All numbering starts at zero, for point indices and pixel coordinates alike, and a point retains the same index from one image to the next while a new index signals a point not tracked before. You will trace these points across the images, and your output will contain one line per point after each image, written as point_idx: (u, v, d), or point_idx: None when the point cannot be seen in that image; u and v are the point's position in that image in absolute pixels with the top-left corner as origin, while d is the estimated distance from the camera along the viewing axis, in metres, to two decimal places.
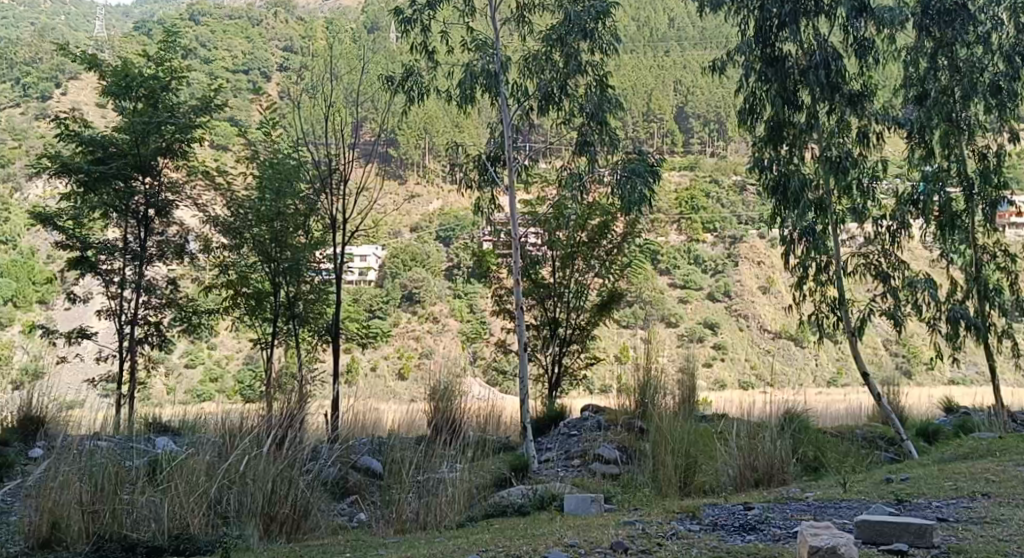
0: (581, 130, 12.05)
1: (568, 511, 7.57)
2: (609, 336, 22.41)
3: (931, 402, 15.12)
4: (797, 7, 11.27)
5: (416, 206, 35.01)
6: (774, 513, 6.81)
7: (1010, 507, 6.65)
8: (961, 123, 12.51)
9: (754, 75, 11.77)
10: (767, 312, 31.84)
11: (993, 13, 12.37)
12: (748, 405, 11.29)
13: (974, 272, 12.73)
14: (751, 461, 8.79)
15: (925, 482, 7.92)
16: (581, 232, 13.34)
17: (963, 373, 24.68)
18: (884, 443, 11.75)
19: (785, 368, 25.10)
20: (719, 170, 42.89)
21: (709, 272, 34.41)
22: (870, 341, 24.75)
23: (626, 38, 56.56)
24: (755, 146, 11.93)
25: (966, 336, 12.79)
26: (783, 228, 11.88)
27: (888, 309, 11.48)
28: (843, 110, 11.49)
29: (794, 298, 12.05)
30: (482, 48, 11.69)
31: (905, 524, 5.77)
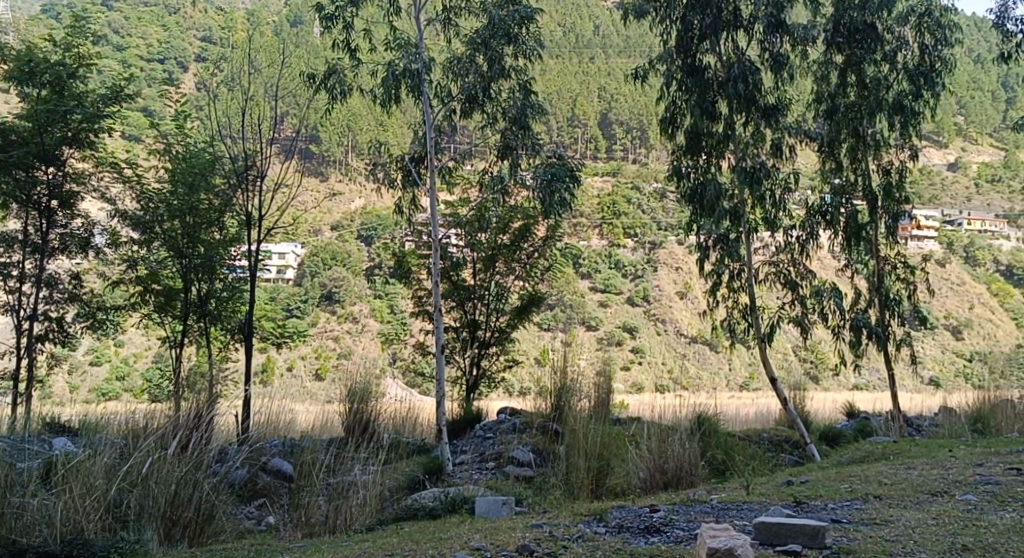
0: (503, 133, 12.11)
1: (478, 514, 7.61)
2: (529, 338, 22.55)
3: (835, 407, 15.63)
4: (718, 20, 11.55)
5: (337, 204, 34.67)
6: (678, 516, 6.96)
7: (899, 508, 6.95)
8: (868, 138, 12.99)
9: (675, 84, 12.00)
10: (684, 317, 32.48)
11: (899, 33, 12.90)
12: (660, 407, 11.50)
13: (876, 282, 13.22)
14: (660, 463, 8.96)
15: (823, 484, 8.22)
16: (503, 235, 13.38)
17: (867, 379, 25.56)
18: (789, 446, 12.10)
19: (699, 371, 25.64)
20: (640, 177, 43.53)
21: (629, 277, 34.93)
22: (781, 346, 25.45)
23: (552, 43, 57.11)
24: (675, 154, 12.13)
25: (868, 343, 13.26)
26: (699, 235, 12.14)
27: (796, 316, 11.83)
28: (758, 123, 11.76)
29: (708, 304, 12.31)
30: (405, 47, 11.63)
31: (800, 526, 5.98)
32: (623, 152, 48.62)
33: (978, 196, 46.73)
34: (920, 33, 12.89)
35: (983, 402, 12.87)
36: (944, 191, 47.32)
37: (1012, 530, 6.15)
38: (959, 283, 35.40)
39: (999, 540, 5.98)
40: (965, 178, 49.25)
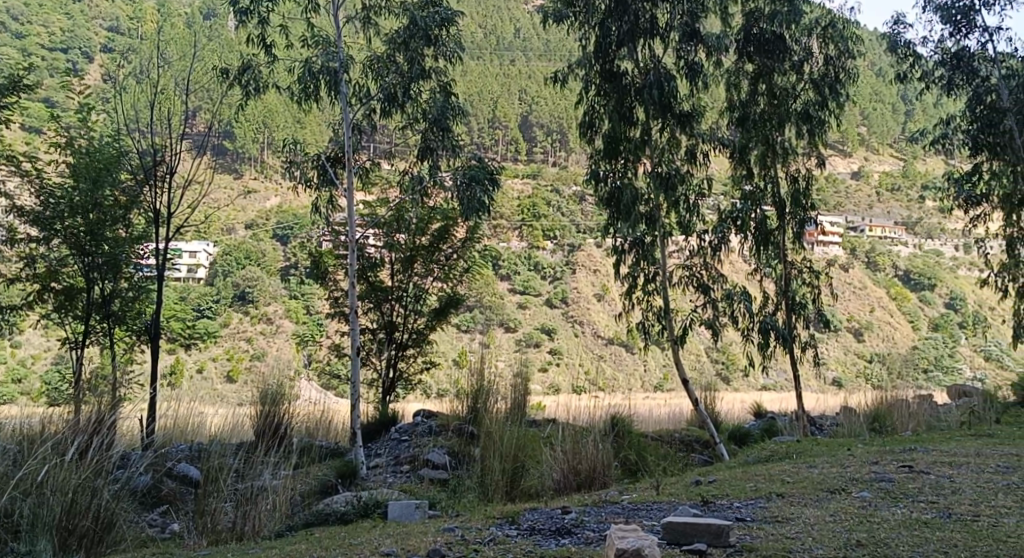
0: (424, 134, 12.02)
1: (391, 518, 7.54)
2: (447, 339, 22.46)
3: (744, 408, 16.00)
4: (634, 28, 11.65)
5: (251, 202, 34.02)
6: (589, 517, 7.02)
7: (800, 506, 7.15)
8: (776, 146, 13.35)
9: (595, 89, 12.11)
10: (601, 318, 32.82)
11: (805, 44, 13.27)
12: (574, 409, 11.58)
13: (783, 286, 13.60)
14: (573, 463, 9.04)
15: (729, 483, 8.41)
16: (422, 236, 13.32)
17: (776, 380, 26.28)
18: (699, 446, 12.35)
19: (615, 373, 25.99)
20: (559, 180, 43.84)
21: (548, 279, 35.12)
22: (694, 347, 25.98)
23: (473, 45, 57.27)
24: (593, 158, 12.24)
25: (776, 346, 13.63)
26: (614, 239, 12.29)
27: (708, 319, 12.08)
28: (674, 130, 11.99)
29: (624, 306, 12.45)
30: (323, 44, 11.45)
31: (706, 525, 6.11)
32: (542, 155, 48.88)
33: (879, 205, 48.59)
34: (824, 44, 13.34)
35: (882, 402, 13.35)
36: (848, 198, 49.02)
37: (904, 525, 6.39)
38: (861, 288, 36.71)
39: (891, 535, 6.21)
40: (868, 187, 51.13)
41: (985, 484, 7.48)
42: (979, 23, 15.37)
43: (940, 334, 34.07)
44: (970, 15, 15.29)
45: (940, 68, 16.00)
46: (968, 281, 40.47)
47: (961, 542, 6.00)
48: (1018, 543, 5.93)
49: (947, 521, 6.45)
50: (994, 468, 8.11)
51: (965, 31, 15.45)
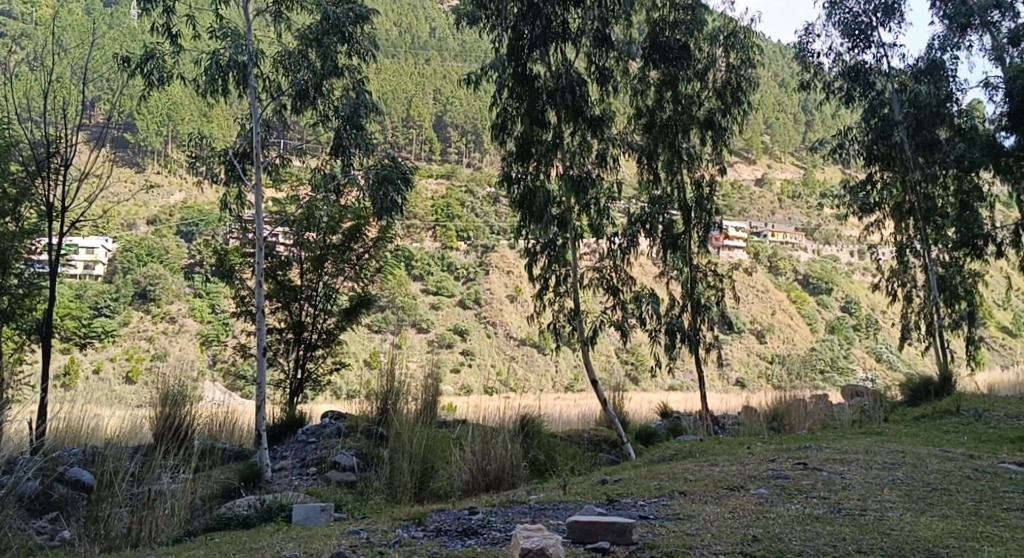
0: (337, 132, 11.93)
1: (295, 522, 7.40)
2: (358, 340, 22.19)
3: (651, 408, 16.28)
4: (547, 31, 11.71)
5: (154, 197, 32.97)
6: (496, 517, 7.02)
7: (701, 504, 7.31)
8: (682, 152, 13.67)
9: (507, 92, 12.14)
10: (514, 320, 32.97)
11: (709, 52, 13.69)
12: (485, 409, 11.58)
13: (689, 289, 13.92)
14: (483, 464, 9.04)
15: (635, 482, 8.55)
16: (333, 235, 13.05)
17: (682, 382, 26.89)
18: (607, 446, 12.52)
19: (527, 374, 26.16)
20: (474, 182, 43.72)
21: (461, 280, 35.05)
22: (604, 349, 26.35)
23: (387, 43, 56.91)
24: (505, 160, 12.28)
25: (682, 346, 13.90)
26: (527, 240, 12.35)
27: (618, 320, 12.25)
28: (585, 134, 12.15)
29: (535, 308, 12.50)
30: (231, 37, 11.08)
31: (609, 524, 6.22)
32: (457, 156, 48.72)
33: (781, 211, 50.26)
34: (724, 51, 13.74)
35: (781, 402, 13.78)
36: (752, 204, 50.39)
37: (797, 521, 6.60)
38: (764, 291, 37.84)
39: (784, 530, 6.40)
40: (772, 193, 52.68)
41: (873, 480, 7.77)
42: (876, 39, 15.99)
43: (837, 336, 35.37)
44: (868, 31, 15.90)
45: (839, 80, 16.59)
46: (862, 286, 42.14)
47: (849, 536, 6.22)
48: (900, 535, 6.18)
49: (836, 516, 6.68)
50: (882, 464, 8.44)
51: (862, 46, 16.04)
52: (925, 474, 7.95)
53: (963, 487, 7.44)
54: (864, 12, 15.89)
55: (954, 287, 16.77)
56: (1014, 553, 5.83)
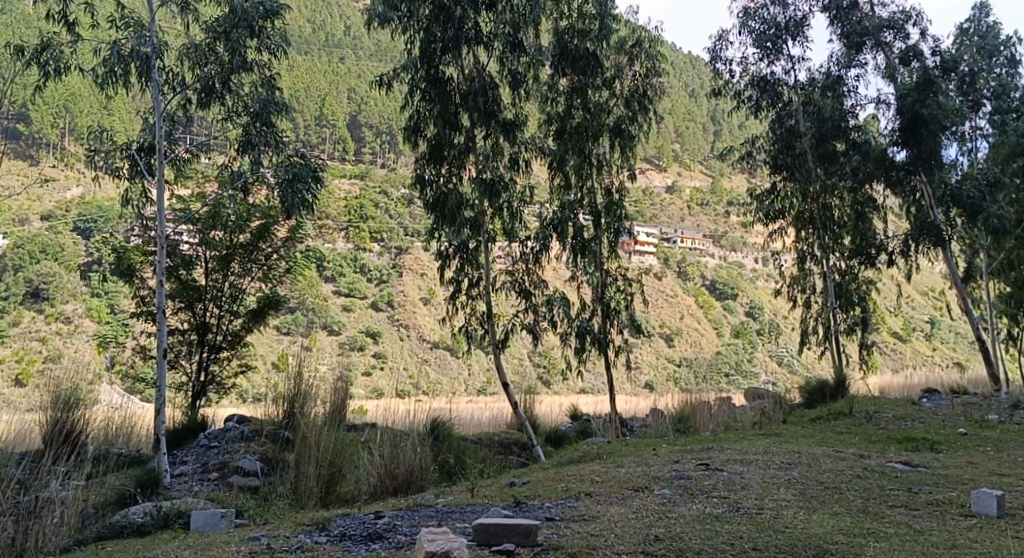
0: (246, 128, 11.64)
1: (193, 529, 7.19)
2: (266, 342, 21.69)
3: (561, 411, 16.41)
4: (459, 34, 11.82)
5: (51, 192, 31.62)
6: (402, 521, 6.97)
7: (605, 504, 7.41)
8: (593, 157, 13.98)
9: (419, 94, 12.08)
10: (426, 322, 32.86)
11: (615, 60, 13.91)
12: (394, 412, 11.47)
13: (598, 294, 14.09)
14: (390, 468, 8.93)
15: (542, 484, 8.59)
16: (241, 234, 12.72)
17: (592, 384, 27.27)
18: (517, 449, 12.58)
19: (440, 377, 26.10)
20: (388, 182, 43.25)
21: (373, 281, 34.71)
22: (516, 351, 26.50)
23: (300, 40, 56.10)
24: (418, 163, 12.19)
25: (592, 350, 14.06)
26: (440, 243, 12.29)
27: (529, 323, 12.32)
28: (498, 137, 12.17)
29: (448, 311, 12.45)
30: (133, 27, 10.76)
31: (514, 526, 6.28)
32: (371, 156, 48.47)
33: (690, 218, 51.49)
34: (630, 61, 13.96)
35: (687, 404, 14.07)
36: (662, 210, 51.40)
37: (697, 519, 6.75)
38: (673, 296, 38.64)
39: (685, 529, 6.54)
40: (681, 200, 53.92)
41: (770, 479, 8.01)
42: (785, 51, 16.48)
43: (741, 340, 36.35)
44: (778, 43, 16.34)
45: (748, 90, 17.00)
46: (766, 292, 43.50)
47: (746, 534, 6.40)
48: (794, 532, 6.38)
49: (734, 515, 6.86)
50: (779, 464, 8.71)
51: (773, 58, 16.50)
52: (819, 473, 8.24)
53: (854, 485, 7.73)
54: (775, 24, 16.33)
55: (850, 293, 17.42)
56: (897, 546, 6.07)
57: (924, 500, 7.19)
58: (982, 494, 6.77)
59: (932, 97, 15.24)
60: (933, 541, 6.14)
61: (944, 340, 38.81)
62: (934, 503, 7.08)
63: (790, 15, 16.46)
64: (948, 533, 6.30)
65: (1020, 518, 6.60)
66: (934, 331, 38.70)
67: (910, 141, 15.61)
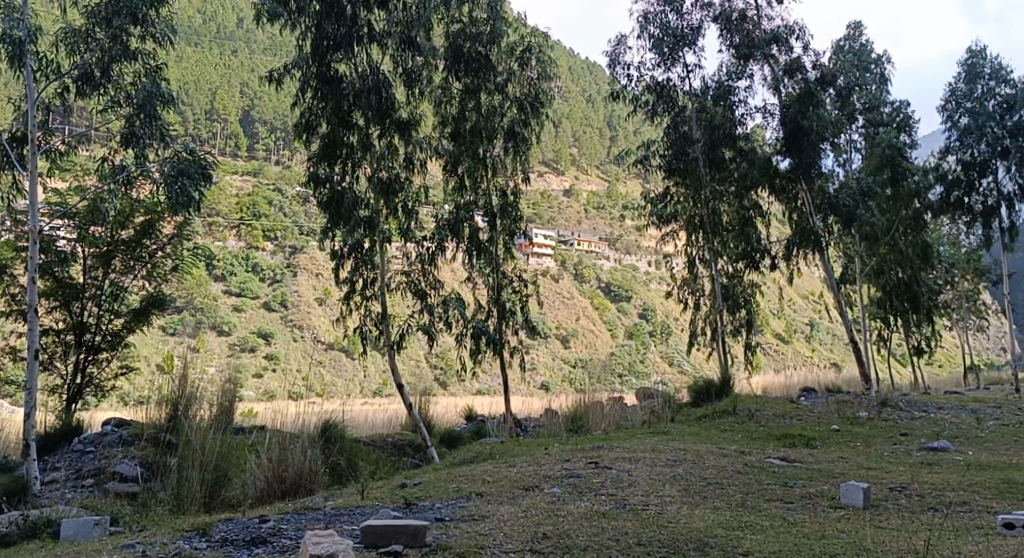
0: (129, 121, 11.24)
1: (63, 537, 6.89)
2: (150, 343, 20.92)
3: (456, 411, 16.44)
4: (352, 32, 11.58)
5: None
6: (288, 525, 6.85)
7: (496, 504, 7.45)
8: (487, 159, 14.05)
9: (311, 91, 11.86)
10: (322, 323, 32.40)
11: (507, 64, 14.02)
12: (286, 414, 11.25)
13: (494, 295, 14.14)
14: (279, 471, 8.75)
15: (434, 485, 8.57)
16: (123, 231, 12.25)
17: (489, 385, 27.46)
18: (411, 450, 12.53)
19: (335, 379, 25.85)
20: (282, 179, 42.36)
21: (267, 281, 34.03)
22: (412, 353, 26.48)
23: (191, 31, 54.46)
24: (311, 161, 11.95)
25: (487, 350, 14.12)
26: (333, 242, 12.13)
27: (424, 324, 12.30)
28: (392, 136, 12.11)
29: (341, 311, 12.29)
30: (4, 10, 10.10)
31: (403, 527, 6.28)
32: (265, 152, 47.45)
33: (587, 221, 52.38)
34: (522, 65, 14.11)
35: (580, 404, 14.27)
36: (559, 213, 52.04)
37: (585, 517, 6.86)
38: (569, 298, 39.23)
39: (572, 527, 6.63)
40: (578, 203, 54.75)
41: (657, 476, 8.21)
42: (682, 58, 16.92)
43: (634, 341, 37.11)
44: (675, 50, 16.80)
45: (645, 94, 17.54)
46: (658, 294, 44.60)
47: (631, 530, 6.54)
48: (677, 527, 6.55)
49: (620, 511, 7.01)
50: (666, 461, 8.93)
51: (670, 65, 16.96)
52: (702, 469, 8.50)
53: (734, 480, 8.00)
54: (672, 32, 16.72)
55: (737, 296, 18.01)
56: (772, 538, 6.30)
57: (798, 493, 7.50)
58: (850, 487, 7.11)
59: (812, 109, 15.88)
60: (805, 532, 6.40)
61: (822, 341, 40.62)
62: (807, 496, 7.39)
63: (686, 23, 16.82)
64: (818, 524, 6.58)
65: (884, 508, 6.96)
66: (814, 332, 40.50)
67: (791, 151, 16.24)
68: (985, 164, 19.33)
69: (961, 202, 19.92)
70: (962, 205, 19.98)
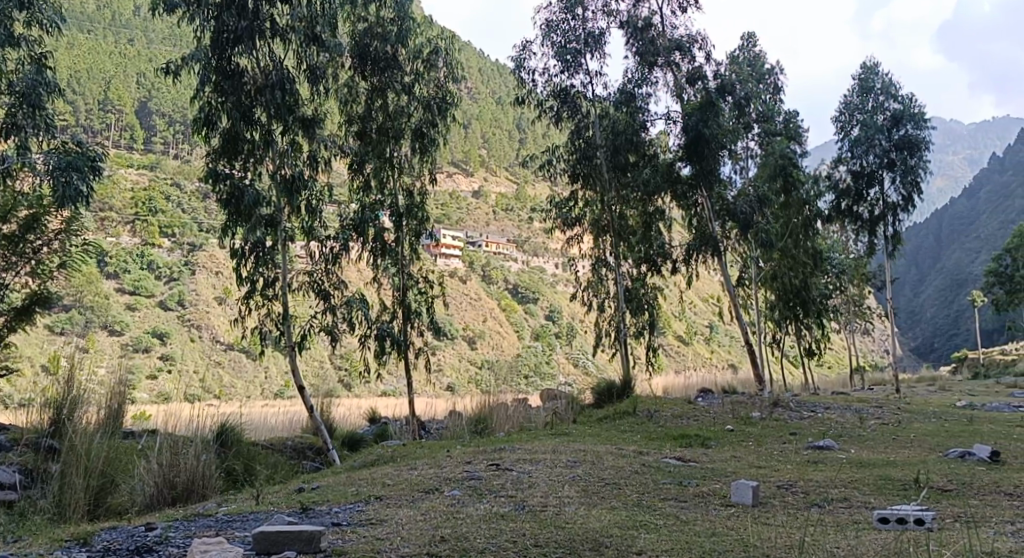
0: (11, 110, 10.76)
1: None
2: (35, 342, 20.07)
3: (360, 414, 16.25)
4: (252, 26, 11.32)
5: None
6: (176, 533, 6.64)
7: (395, 508, 7.38)
8: (393, 160, 13.93)
9: (209, 85, 11.49)
10: (220, 322, 31.65)
11: (414, 65, 13.94)
12: (179, 416, 10.91)
13: (399, 297, 14.01)
14: (169, 476, 8.46)
15: (332, 489, 8.44)
16: (4, 225, 10.89)
17: (393, 386, 27.31)
18: (311, 453, 12.32)
19: (234, 381, 25.34)
20: (180, 174, 41.24)
21: (163, 279, 33.04)
22: (314, 354, 26.18)
23: (83, 18, 52.52)
24: (209, 156, 11.64)
25: (391, 352, 13.96)
26: (232, 240, 11.81)
27: (326, 325, 12.09)
28: (296, 133, 11.91)
29: (240, 311, 11.98)
30: None
31: (296, 533, 6.17)
32: (162, 146, 46.04)
33: (494, 223, 52.66)
34: (429, 67, 14.02)
35: (484, 406, 14.25)
36: (468, 214, 52.13)
37: (484, 519, 6.86)
38: (476, 299, 39.32)
39: (470, 529, 6.62)
40: (487, 205, 54.90)
41: (556, 477, 8.28)
42: (584, 65, 17.13)
43: (540, 342, 37.39)
44: (578, 56, 17.00)
45: (550, 100, 17.68)
46: (564, 296, 45.19)
47: (528, 531, 6.57)
48: (574, 527, 6.62)
49: (519, 513, 7.03)
50: (565, 462, 9.00)
51: (572, 72, 17.17)
52: (601, 470, 8.61)
53: (631, 480, 8.13)
54: (575, 39, 16.91)
55: (639, 298, 18.30)
56: (666, 537, 6.42)
57: (691, 492, 7.67)
58: (740, 485, 7.31)
59: (713, 118, 16.04)
60: (697, 530, 6.54)
61: (720, 342, 41.79)
62: (700, 494, 7.57)
63: (590, 30, 17.02)
64: (710, 522, 6.73)
65: (771, 505, 7.18)
66: (714, 334, 41.64)
67: (692, 158, 16.52)
68: (872, 175, 20.03)
69: (850, 210, 20.92)
70: (851, 213, 20.97)
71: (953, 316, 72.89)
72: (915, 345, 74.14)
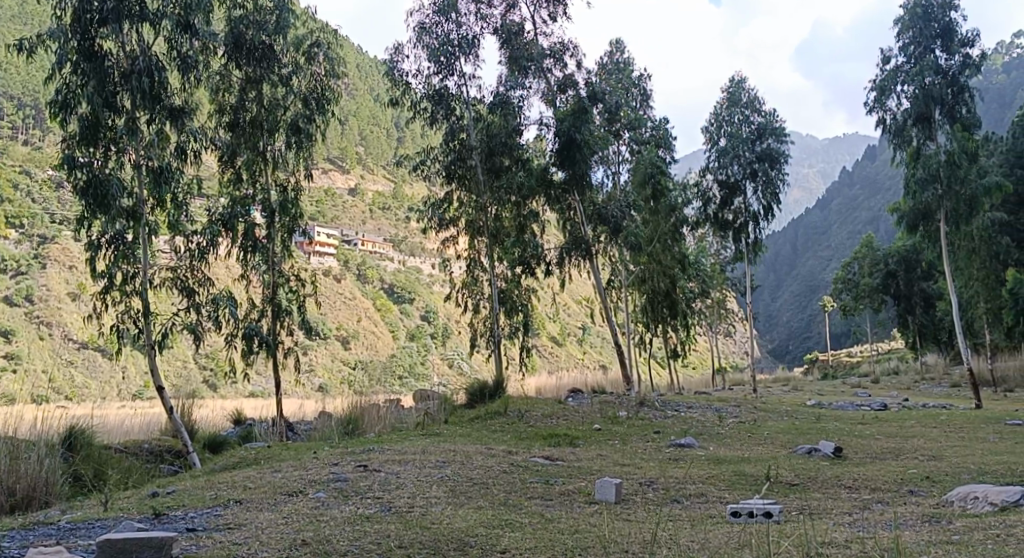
0: None
1: None
2: None
3: (223, 415, 15.68)
4: (120, 7, 10.86)
5: None
6: (10, 543, 6.24)
7: (255, 512, 7.13)
8: (267, 154, 13.57)
9: (68, 66, 10.84)
10: (74, 320, 30.04)
11: (293, 57, 13.55)
12: (23, 420, 10.24)
13: (268, 295, 13.59)
14: (8, 484, 7.95)
15: (189, 494, 8.07)
16: None
17: (259, 387, 26.59)
18: (170, 456, 11.79)
19: (87, 380, 24.06)
20: (31, 161, 38.89)
21: (9, 273, 31.06)
22: (175, 354, 25.15)
23: None
24: (66, 142, 10.96)
25: (259, 352, 13.53)
26: (88, 233, 11.16)
27: (190, 324, 11.59)
28: (163, 123, 11.39)
29: (95, 309, 11.35)
30: None
31: (146, 539, 5.89)
32: (11, 131, 43.31)
33: (371, 221, 52.11)
34: (309, 60, 13.68)
35: (353, 407, 13.98)
36: (344, 212, 51.34)
37: (347, 521, 6.72)
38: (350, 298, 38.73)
39: (333, 531, 6.47)
40: (363, 203, 54.26)
41: (424, 477, 8.21)
42: (457, 68, 17.10)
43: (415, 342, 37.21)
44: (451, 60, 16.95)
45: (425, 101, 17.59)
46: (439, 296, 45.14)
47: (393, 532, 6.46)
48: (438, 527, 6.55)
49: (384, 514, 6.90)
50: (434, 463, 8.92)
51: (445, 74, 17.08)
52: (469, 470, 8.57)
53: (499, 480, 8.12)
54: (450, 41, 16.82)
55: (513, 299, 18.39)
56: (529, 535, 6.43)
57: (557, 491, 7.74)
58: (603, 483, 7.41)
59: (584, 124, 16.44)
60: (560, 528, 6.59)
61: (591, 345, 42.67)
62: (566, 494, 7.62)
63: (465, 34, 17.00)
64: (573, 520, 6.80)
65: (633, 502, 7.32)
66: (585, 336, 42.45)
67: (564, 163, 16.85)
68: (736, 185, 20.82)
69: (716, 216, 21.51)
70: (717, 219, 21.60)
71: (807, 319, 76.79)
72: (772, 346, 77.66)
